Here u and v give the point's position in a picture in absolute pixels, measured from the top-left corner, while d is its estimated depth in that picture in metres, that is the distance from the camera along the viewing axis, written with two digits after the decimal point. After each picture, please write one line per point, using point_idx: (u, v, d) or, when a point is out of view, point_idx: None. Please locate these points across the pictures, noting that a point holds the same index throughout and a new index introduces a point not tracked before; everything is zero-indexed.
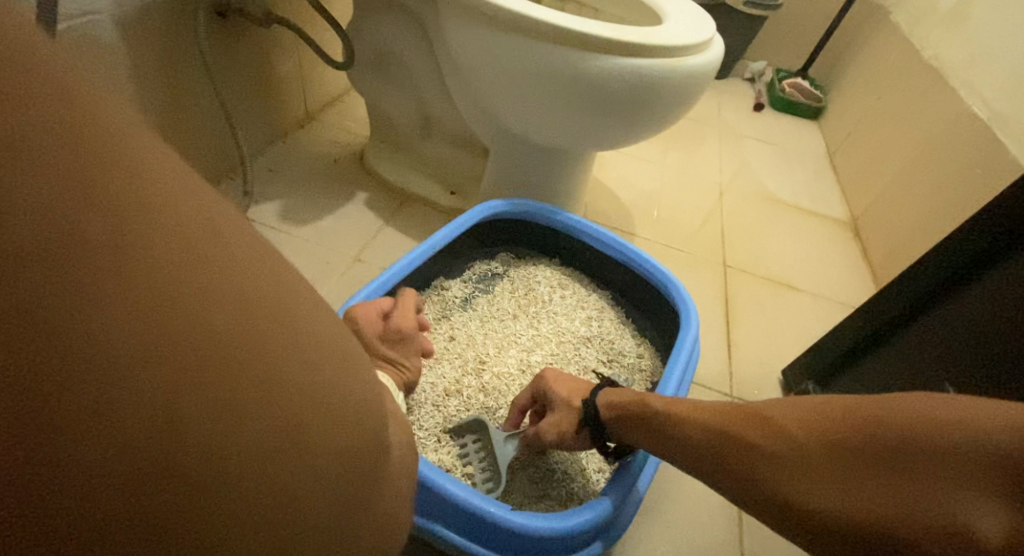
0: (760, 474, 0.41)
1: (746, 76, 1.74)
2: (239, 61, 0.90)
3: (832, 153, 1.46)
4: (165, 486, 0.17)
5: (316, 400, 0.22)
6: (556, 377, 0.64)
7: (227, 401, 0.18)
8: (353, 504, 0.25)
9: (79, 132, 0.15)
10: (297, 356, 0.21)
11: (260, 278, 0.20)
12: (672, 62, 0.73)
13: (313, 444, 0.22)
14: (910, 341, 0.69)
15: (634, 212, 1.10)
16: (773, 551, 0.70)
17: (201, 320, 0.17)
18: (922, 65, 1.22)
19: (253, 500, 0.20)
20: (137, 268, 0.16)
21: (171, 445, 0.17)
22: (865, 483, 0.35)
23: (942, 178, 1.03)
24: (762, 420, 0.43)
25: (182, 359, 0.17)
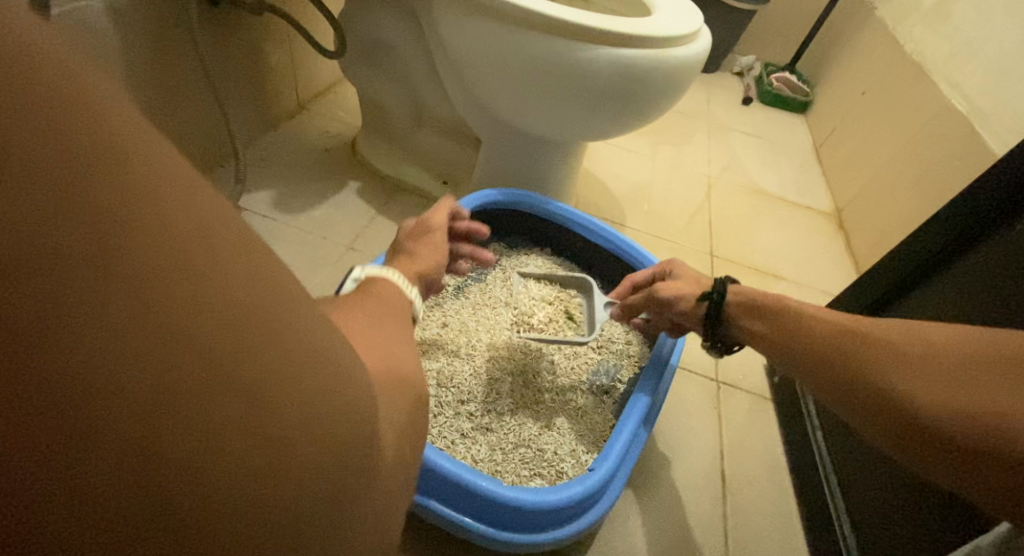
0: (830, 367, 0.48)
1: (735, 70, 1.76)
2: (231, 48, 0.90)
3: (818, 147, 1.48)
4: (185, 468, 0.17)
5: (322, 401, 0.21)
6: (689, 270, 0.67)
7: (240, 373, 0.18)
8: (359, 481, 0.25)
9: (74, 122, 0.14)
10: (305, 356, 0.21)
11: (267, 276, 0.19)
12: (661, 53, 0.75)
13: (328, 416, 0.22)
14: (921, 297, 0.75)
15: (624, 203, 1.11)
16: (758, 527, 0.72)
17: (197, 334, 0.16)
18: (906, 60, 1.24)
19: (274, 474, 0.19)
20: (127, 278, 0.15)
21: (166, 462, 0.16)
22: (941, 381, 0.41)
23: (924, 171, 1.05)
24: (834, 334, 0.49)
25: (173, 375, 0.16)
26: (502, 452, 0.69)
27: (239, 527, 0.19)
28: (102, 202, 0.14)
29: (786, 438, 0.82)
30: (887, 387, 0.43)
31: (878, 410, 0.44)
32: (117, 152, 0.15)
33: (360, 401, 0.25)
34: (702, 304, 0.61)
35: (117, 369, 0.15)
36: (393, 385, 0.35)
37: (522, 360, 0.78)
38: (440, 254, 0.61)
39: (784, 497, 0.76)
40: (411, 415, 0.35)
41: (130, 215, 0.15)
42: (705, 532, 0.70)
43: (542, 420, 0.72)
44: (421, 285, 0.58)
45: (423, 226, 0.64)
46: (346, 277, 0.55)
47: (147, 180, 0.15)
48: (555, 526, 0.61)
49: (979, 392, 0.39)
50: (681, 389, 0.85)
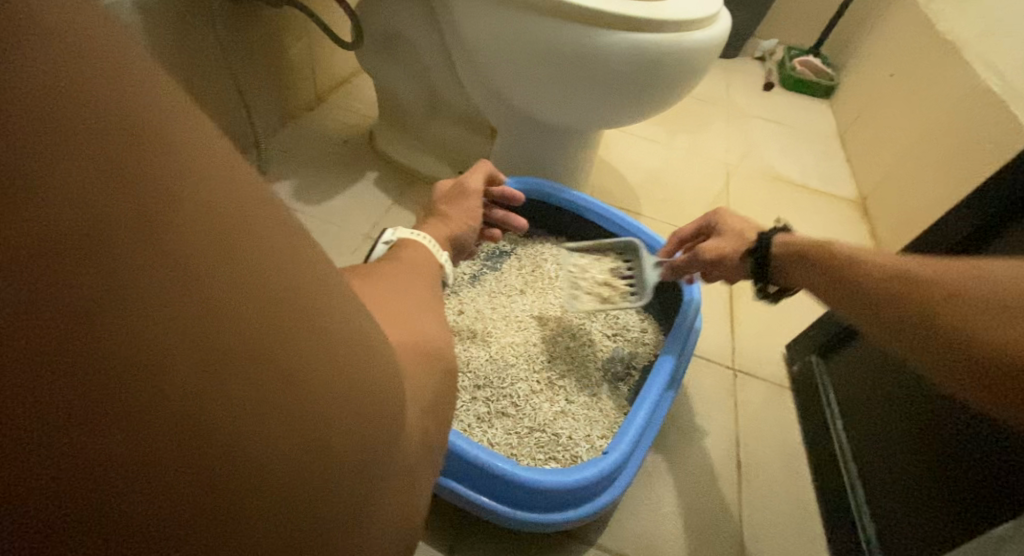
0: (858, 289, 0.47)
1: (757, 55, 1.72)
2: (251, 41, 0.92)
3: (842, 132, 1.44)
4: (218, 436, 0.17)
5: (332, 379, 0.22)
6: (736, 221, 0.66)
7: (269, 349, 0.18)
8: (373, 462, 0.26)
9: (113, 89, 0.14)
10: (319, 332, 0.21)
11: (284, 252, 0.20)
12: (678, 37, 0.73)
13: (344, 394, 0.23)
14: None
15: (641, 191, 1.10)
16: (775, 516, 0.72)
17: (222, 306, 0.17)
18: (936, 40, 1.20)
19: (296, 446, 0.20)
20: (163, 248, 0.15)
21: (197, 425, 0.17)
22: (956, 291, 0.40)
23: (953, 155, 1.02)
24: (853, 261, 0.50)
25: (204, 344, 0.16)
26: (517, 435, 0.69)
27: (264, 495, 0.19)
28: (144, 169, 0.15)
29: (804, 428, 0.81)
30: (891, 292, 0.44)
31: (896, 320, 0.43)
32: (154, 127, 0.15)
33: (376, 382, 0.25)
34: (750, 259, 0.61)
35: (153, 336, 0.15)
36: (425, 370, 0.35)
37: (538, 347, 0.79)
38: (473, 217, 0.62)
39: (805, 485, 0.75)
40: (437, 399, 0.35)
41: (165, 186, 0.15)
42: (721, 519, 0.70)
43: (558, 404, 0.73)
44: (454, 248, 0.59)
45: (460, 188, 0.65)
46: (380, 239, 0.58)
47: (178, 151, 0.16)
48: (572, 507, 0.61)
49: (992, 304, 0.38)
50: (697, 376, 0.85)
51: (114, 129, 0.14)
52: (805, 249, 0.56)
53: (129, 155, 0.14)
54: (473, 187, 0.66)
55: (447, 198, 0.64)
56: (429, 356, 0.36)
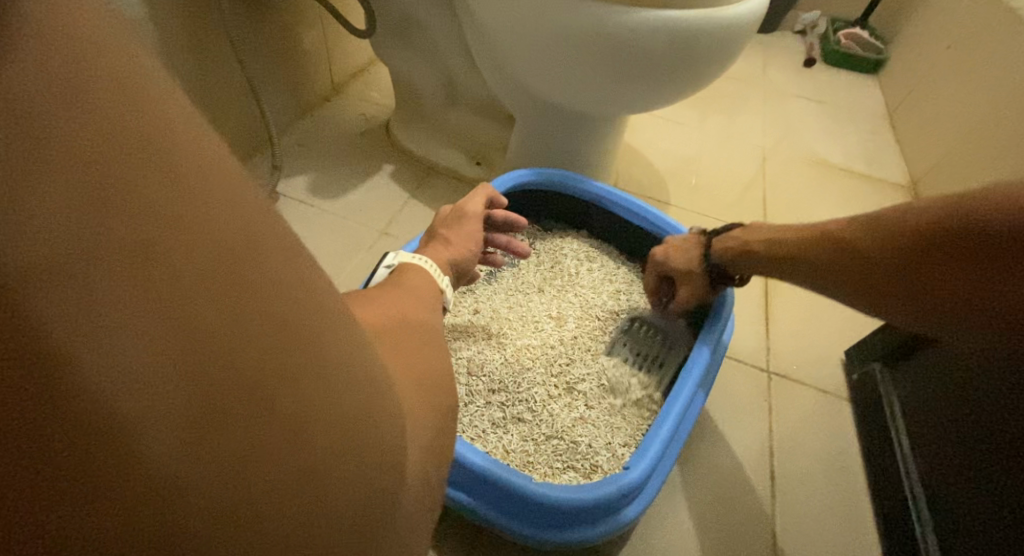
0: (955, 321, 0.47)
1: (797, 28, 1.62)
2: (263, 32, 0.90)
3: (890, 110, 1.34)
4: (183, 509, 0.16)
5: (299, 435, 0.19)
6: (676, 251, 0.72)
7: (246, 409, 0.17)
8: (352, 519, 0.23)
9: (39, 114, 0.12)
10: (290, 381, 0.19)
11: (256, 292, 0.17)
12: (709, 13, 0.68)
13: (328, 451, 0.21)
14: None
15: (670, 179, 1.04)
16: (811, 529, 0.67)
17: (171, 360, 0.15)
18: (999, 6, 1.09)
19: (270, 508, 0.19)
20: (95, 298, 0.13)
21: (133, 496, 0.15)
22: None
23: (1017, 134, 0.93)
24: (840, 240, 0.55)
25: (146, 405, 0.14)
26: (534, 443, 0.66)
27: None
28: (76, 207, 0.12)
29: (866, 448, 0.74)
30: (886, 267, 0.50)
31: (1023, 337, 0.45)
32: (90, 155, 0.13)
33: (359, 433, 0.22)
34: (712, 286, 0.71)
35: (80, 402, 0.13)
36: (424, 399, 0.32)
37: (555, 350, 0.75)
38: (476, 241, 0.59)
39: (851, 501, 0.70)
40: (439, 430, 0.32)
41: (101, 226, 0.13)
42: (750, 533, 0.66)
43: (577, 411, 0.69)
44: (454, 274, 0.56)
45: (458, 213, 0.61)
46: (379, 262, 0.54)
47: (120, 183, 0.13)
48: (592, 523, 0.58)
49: None
50: (729, 378, 0.80)
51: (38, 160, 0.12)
52: (785, 242, 0.61)
53: (56, 190, 0.12)
54: (472, 210, 0.62)
55: (447, 222, 0.60)
56: (426, 382, 0.33)
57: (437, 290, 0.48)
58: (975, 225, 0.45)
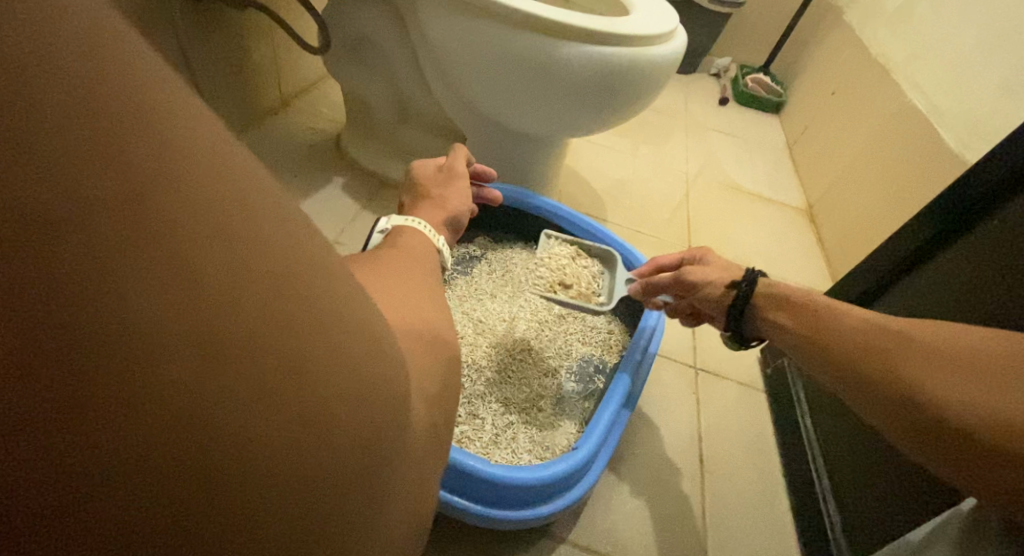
0: (841, 365, 0.47)
1: (712, 71, 1.80)
2: (213, 43, 0.91)
3: (790, 144, 1.52)
4: (239, 435, 0.18)
5: (349, 382, 0.22)
6: (721, 260, 0.64)
7: (291, 354, 0.19)
8: (372, 465, 0.25)
9: (108, 67, 0.14)
10: (327, 330, 0.21)
11: (294, 245, 0.19)
12: (641, 50, 0.77)
13: (370, 397, 0.24)
14: (918, 280, 0.76)
15: (606, 199, 1.14)
16: (736, 507, 0.75)
17: (220, 293, 0.17)
18: (873, 60, 1.28)
19: (315, 450, 0.21)
20: (150, 228, 0.15)
21: (189, 418, 0.16)
22: (947, 373, 0.41)
23: (889, 167, 1.09)
24: (973, 350, 0.41)
25: (197, 329, 0.16)
26: (491, 435, 0.70)
27: (277, 496, 0.20)
28: (136, 144, 0.15)
29: (780, 440, 0.84)
30: (981, 408, 0.38)
31: (908, 422, 0.41)
32: (138, 103, 0.15)
33: (383, 374, 0.25)
34: (732, 293, 0.60)
35: (136, 320, 0.15)
36: (430, 362, 0.36)
37: (507, 347, 0.80)
38: (465, 197, 0.64)
39: (772, 483, 0.79)
40: (443, 389, 0.36)
41: (158, 164, 0.15)
42: (684, 511, 0.73)
43: (531, 403, 0.75)
44: (450, 227, 0.61)
45: (447, 172, 0.65)
46: (373, 227, 0.59)
47: (173, 132, 0.16)
48: (540, 503, 0.62)
49: (982, 388, 0.38)
50: (662, 376, 0.88)
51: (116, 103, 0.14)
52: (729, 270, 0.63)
53: (114, 131, 0.14)
54: (459, 170, 0.66)
55: (436, 181, 0.64)
56: (428, 344, 0.37)
57: (434, 250, 0.51)
58: (896, 323, 0.46)
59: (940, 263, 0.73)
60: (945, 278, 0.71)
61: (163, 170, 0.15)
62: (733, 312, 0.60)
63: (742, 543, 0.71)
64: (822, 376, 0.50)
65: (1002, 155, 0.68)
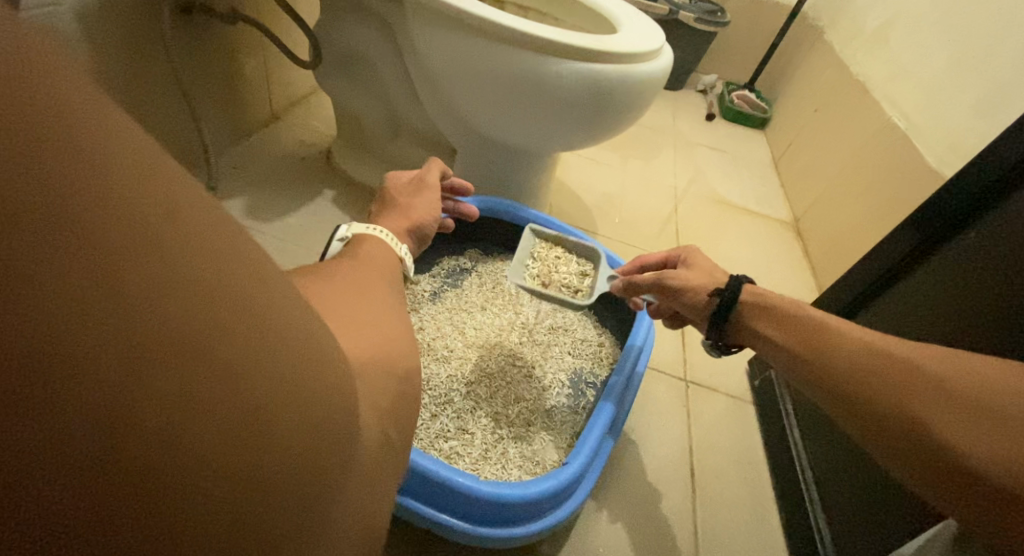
0: (818, 378, 0.48)
1: (699, 87, 1.83)
2: (203, 56, 0.91)
3: (776, 160, 1.55)
4: (191, 446, 0.18)
5: (292, 394, 0.23)
6: (704, 264, 0.63)
7: (239, 368, 0.20)
8: (317, 467, 0.25)
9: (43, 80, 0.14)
10: (262, 333, 0.21)
11: (224, 252, 0.20)
12: (627, 67, 0.78)
13: (316, 406, 0.25)
14: (911, 283, 0.75)
15: (595, 212, 1.15)
16: (726, 519, 0.75)
17: (156, 300, 0.17)
18: (854, 78, 1.31)
19: (265, 454, 0.22)
20: (98, 256, 0.15)
21: (119, 424, 0.16)
22: (944, 401, 0.41)
23: (870, 183, 1.11)
24: (976, 375, 0.41)
25: (132, 335, 0.16)
26: (480, 450, 0.70)
27: (231, 503, 0.20)
28: (76, 152, 0.14)
29: (769, 451, 0.84)
30: (980, 442, 0.38)
31: (905, 448, 0.42)
32: (74, 113, 0.15)
33: (326, 380, 0.26)
34: (716, 299, 0.58)
35: (74, 331, 0.15)
36: (381, 375, 0.36)
37: (496, 361, 0.80)
38: (434, 209, 0.64)
39: (761, 495, 0.79)
40: (394, 401, 0.36)
41: (93, 172, 0.15)
42: (676, 526, 0.73)
43: (522, 417, 0.74)
44: (414, 237, 0.61)
45: (418, 183, 0.66)
46: (332, 236, 0.55)
47: (104, 139, 0.15)
48: (530, 520, 0.62)
49: (980, 419, 0.39)
50: (650, 388, 0.88)
51: (53, 113, 0.14)
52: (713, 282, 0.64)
53: (54, 140, 0.14)
54: (431, 182, 0.67)
55: (406, 192, 0.65)
56: (383, 355, 0.37)
57: (394, 259, 0.52)
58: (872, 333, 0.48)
59: (919, 276, 0.74)
60: (924, 291, 0.72)
61: (99, 179, 0.15)
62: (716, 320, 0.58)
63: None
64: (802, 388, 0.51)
65: (999, 153, 0.67)
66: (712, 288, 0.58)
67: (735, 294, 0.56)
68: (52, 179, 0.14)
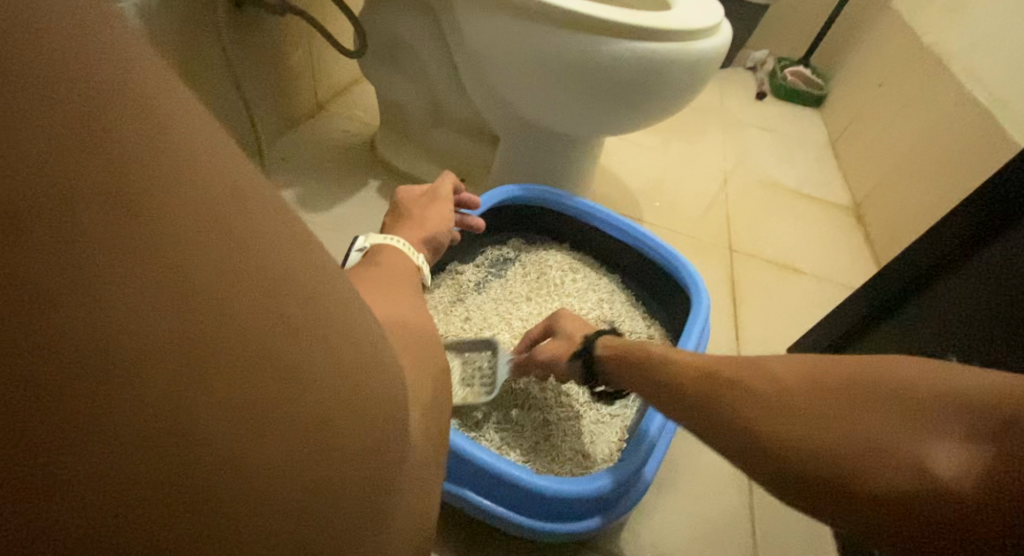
0: (743, 441, 0.41)
1: (748, 65, 1.75)
2: (254, 47, 0.91)
3: (833, 140, 1.48)
4: (252, 448, 0.18)
5: (349, 400, 0.23)
6: (573, 322, 0.67)
7: (293, 370, 0.20)
8: (368, 470, 0.25)
9: (83, 82, 0.13)
10: (311, 329, 0.21)
11: (275, 250, 0.19)
12: (683, 45, 0.74)
13: (373, 414, 0.24)
14: (909, 317, 0.73)
15: (641, 198, 1.12)
16: (784, 519, 0.73)
17: (205, 298, 0.16)
18: (924, 51, 1.23)
19: (323, 461, 0.21)
20: (156, 257, 0.15)
21: (174, 425, 0.16)
22: (872, 436, 0.35)
23: (944, 164, 1.05)
24: (827, 402, 0.38)
25: (185, 334, 0.16)
26: (530, 443, 0.69)
27: (289, 507, 0.20)
28: (116, 156, 0.14)
29: None
30: (937, 473, 0.32)
31: (857, 505, 0.34)
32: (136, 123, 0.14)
33: (378, 387, 0.25)
34: (577, 360, 0.63)
35: (120, 331, 0.14)
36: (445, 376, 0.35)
37: None
38: (447, 219, 0.64)
39: None
40: (435, 401, 0.36)
41: (137, 176, 0.15)
42: (731, 525, 0.71)
43: (572, 410, 0.73)
44: (429, 247, 0.61)
45: (432, 195, 0.66)
46: (352, 246, 0.55)
47: (150, 141, 0.15)
48: (584, 516, 0.61)
49: (921, 445, 0.33)
50: None
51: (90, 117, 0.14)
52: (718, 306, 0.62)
53: (102, 140, 0.14)
54: (444, 195, 0.67)
55: (420, 203, 0.65)
56: (422, 354, 0.36)
57: (412, 269, 0.52)
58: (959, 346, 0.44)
59: (948, 285, 0.68)
60: (957, 299, 0.66)
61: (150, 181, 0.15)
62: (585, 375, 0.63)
63: None
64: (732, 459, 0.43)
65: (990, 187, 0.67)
66: (571, 350, 0.64)
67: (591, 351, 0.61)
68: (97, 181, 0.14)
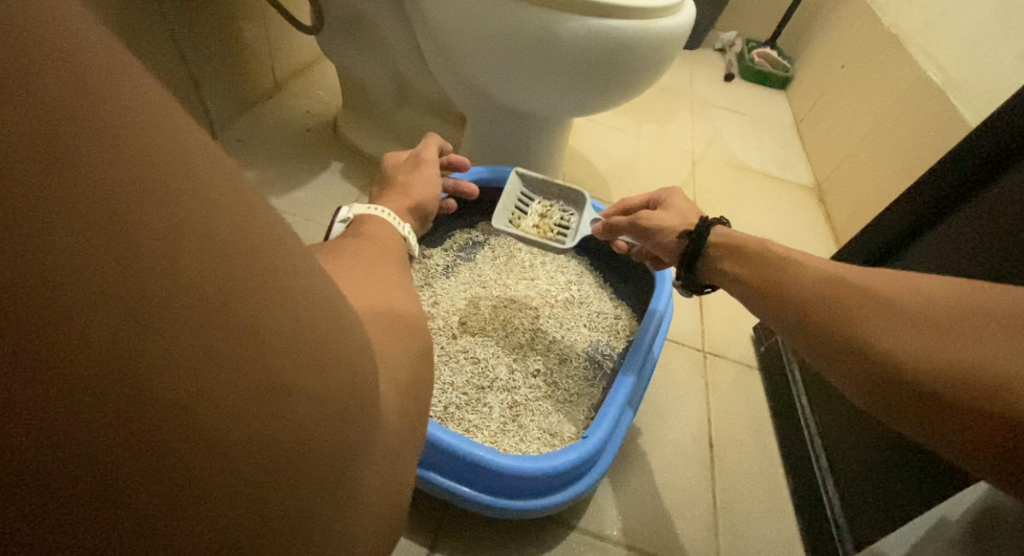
0: (819, 336, 0.46)
1: (716, 46, 1.76)
2: (204, 23, 0.88)
3: (798, 121, 1.50)
4: (201, 432, 0.17)
5: (310, 381, 0.21)
6: (680, 201, 0.68)
7: (252, 349, 0.18)
8: (325, 467, 0.23)
9: (10, 23, 0.12)
10: (275, 304, 0.19)
11: (242, 221, 0.18)
12: (646, 23, 0.73)
13: (334, 397, 0.23)
14: (922, 247, 0.76)
15: (609, 179, 1.12)
16: (748, 490, 0.74)
17: (160, 262, 0.15)
18: (884, 33, 1.25)
19: (280, 443, 0.20)
20: (106, 221, 0.14)
21: (124, 395, 0.15)
22: (917, 330, 0.40)
23: (902, 144, 1.07)
24: (892, 302, 0.43)
25: (124, 295, 0.14)
26: (497, 424, 0.69)
27: (238, 496, 0.19)
28: (51, 103, 0.12)
29: (777, 416, 0.83)
30: (941, 357, 0.38)
31: (885, 387, 0.41)
32: (68, 77, 0.13)
33: (345, 371, 0.24)
34: (685, 239, 0.63)
35: (66, 293, 0.13)
36: (401, 352, 0.34)
37: (509, 333, 0.79)
38: (433, 184, 0.63)
39: (774, 469, 0.78)
40: (413, 380, 0.35)
41: (84, 126, 0.13)
42: (697, 496, 0.72)
43: (538, 392, 0.73)
44: (417, 216, 0.60)
45: (417, 159, 0.65)
46: (335, 218, 0.56)
47: (97, 92, 0.14)
48: (553, 492, 0.61)
49: (946, 340, 0.39)
50: (668, 361, 0.87)
51: (18, 58, 0.12)
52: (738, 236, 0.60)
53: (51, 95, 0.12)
54: (429, 157, 0.66)
55: (404, 170, 0.64)
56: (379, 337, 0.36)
57: (399, 238, 0.50)
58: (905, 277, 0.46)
59: (943, 228, 0.74)
60: (954, 236, 0.71)
61: (100, 139, 0.14)
62: (687, 253, 0.62)
63: (754, 527, 0.71)
64: (804, 353, 0.49)
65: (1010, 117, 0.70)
66: (682, 229, 0.63)
67: (701, 238, 0.61)
68: (27, 122, 0.12)
